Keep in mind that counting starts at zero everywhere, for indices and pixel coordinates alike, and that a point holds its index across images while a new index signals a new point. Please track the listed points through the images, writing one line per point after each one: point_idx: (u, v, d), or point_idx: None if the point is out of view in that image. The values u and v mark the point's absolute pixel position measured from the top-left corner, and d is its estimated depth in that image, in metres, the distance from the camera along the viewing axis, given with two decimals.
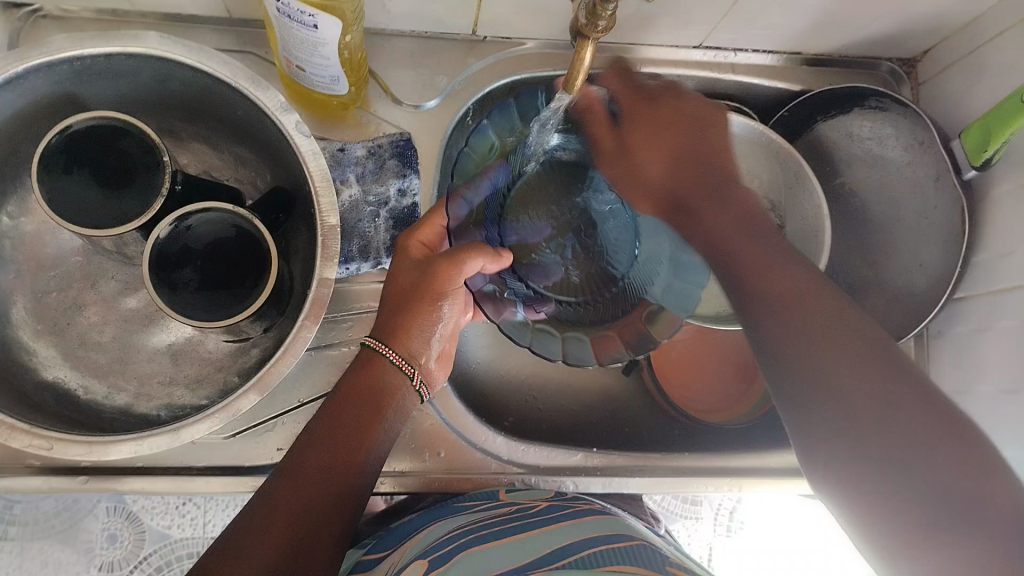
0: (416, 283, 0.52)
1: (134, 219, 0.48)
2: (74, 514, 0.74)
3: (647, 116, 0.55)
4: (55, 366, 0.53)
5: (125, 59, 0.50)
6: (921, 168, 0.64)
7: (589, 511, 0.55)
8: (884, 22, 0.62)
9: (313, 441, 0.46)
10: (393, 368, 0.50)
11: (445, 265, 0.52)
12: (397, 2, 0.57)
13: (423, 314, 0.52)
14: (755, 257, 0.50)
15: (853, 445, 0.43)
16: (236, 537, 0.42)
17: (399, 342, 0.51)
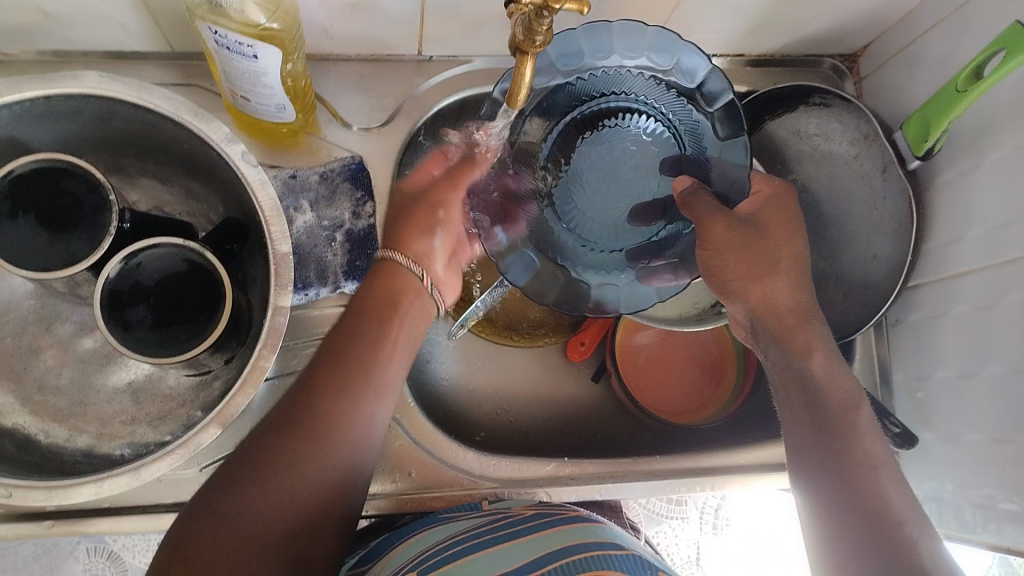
0: (416, 198, 0.56)
1: (83, 260, 0.48)
2: (56, 557, 0.74)
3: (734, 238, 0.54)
4: (13, 412, 0.52)
5: (64, 99, 0.49)
6: (867, 160, 0.64)
7: (570, 518, 0.55)
8: (821, 20, 0.63)
9: (340, 366, 0.49)
10: (404, 270, 0.54)
11: (442, 180, 0.56)
12: (340, 27, 0.58)
13: (421, 220, 0.55)
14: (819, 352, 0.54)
15: (830, 456, 0.50)
16: (264, 451, 0.46)
17: (406, 248, 0.55)
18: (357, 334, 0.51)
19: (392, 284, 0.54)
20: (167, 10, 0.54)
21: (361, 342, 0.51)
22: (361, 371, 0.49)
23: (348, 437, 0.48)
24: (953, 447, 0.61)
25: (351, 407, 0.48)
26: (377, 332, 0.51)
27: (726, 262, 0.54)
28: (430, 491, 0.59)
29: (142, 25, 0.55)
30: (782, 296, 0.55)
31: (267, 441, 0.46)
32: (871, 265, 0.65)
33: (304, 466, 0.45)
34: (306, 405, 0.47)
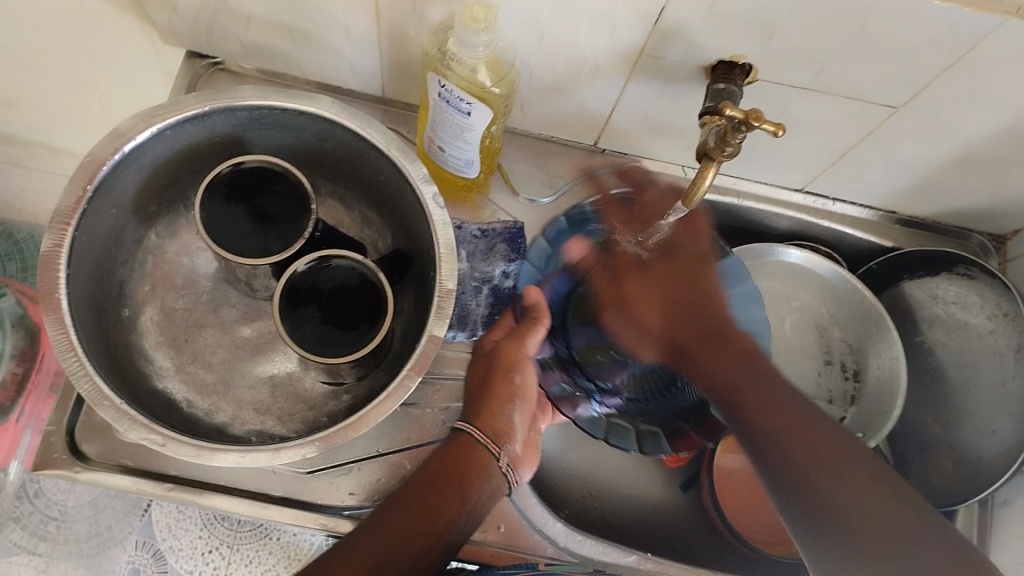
0: (490, 366, 0.57)
1: (276, 254, 0.53)
2: (107, 540, 0.81)
3: (643, 277, 0.63)
4: (169, 378, 0.57)
5: (296, 115, 0.56)
6: (1002, 338, 0.65)
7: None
8: (980, 196, 0.66)
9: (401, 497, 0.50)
10: (478, 444, 0.53)
11: (510, 343, 0.57)
12: (534, 106, 0.63)
13: (500, 384, 0.55)
14: (752, 378, 0.56)
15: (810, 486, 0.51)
16: (323, 564, 0.47)
17: (483, 422, 0.54)
18: (429, 467, 0.52)
19: (460, 432, 0.53)
20: (395, 61, 0.60)
21: (427, 477, 0.51)
22: (427, 496, 0.50)
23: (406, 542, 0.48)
24: None
25: (415, 517, 0.49)
26: (449, 464, 0.51)
27: (640, 292, 0.63)
28: (513, 550, 0.61)
29: (368, 67, 0.62)
30: (665, 298, 0.62)
31: (330, 556, 0.47)
32: (986, 439, 0.65)
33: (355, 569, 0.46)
34: (370, 527, 0.48)
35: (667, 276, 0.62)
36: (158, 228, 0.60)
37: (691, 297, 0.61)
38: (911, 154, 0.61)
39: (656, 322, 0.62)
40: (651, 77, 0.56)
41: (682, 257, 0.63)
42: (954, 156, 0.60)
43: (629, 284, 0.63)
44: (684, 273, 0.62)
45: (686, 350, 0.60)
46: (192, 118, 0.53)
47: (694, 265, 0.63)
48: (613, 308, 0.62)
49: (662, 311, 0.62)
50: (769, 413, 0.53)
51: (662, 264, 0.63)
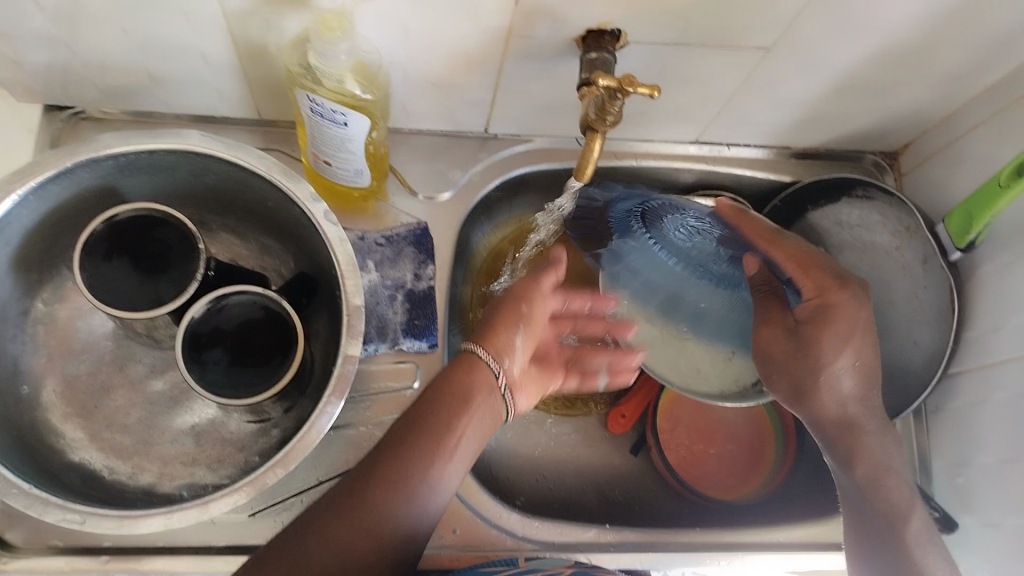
0: (502, 298, 0.59)
1: (169, 302, 0.51)
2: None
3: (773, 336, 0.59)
4: (83, 449, 0.55)
5: (166, 154, 0.53)
6: (908, 251, 0.67)
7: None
8: (864, 119, 0.67)
9: (404, 436, 0.50)
10: (482, 365, 0.54)
11: (525, 284, 0.59)
12: (415, 103, 0.62)
13: (507, 310, 0.57)
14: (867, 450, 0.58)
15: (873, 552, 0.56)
16: (320, 515, 0.46)
17: (487, 343, 0.55)
18: (428, 412, 0.51)
19: (468, 365, 0.54)
20: (263, 80, 0.58)
21: (427, 418, 0.51)
22: (428, 452, 0.50)
23: (404, 503, 0.48)
24: (995, 534, 0.60)
25: (418, 473, 0.49)
26: (451, 416, 0.51)
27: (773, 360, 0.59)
28: (473, 550, 0.60)
29: (237, 91, 0.59)
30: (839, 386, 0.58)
31: (329, 510, 0.46)
32: (910, 350, 0.66)
33: (352, 525, 0.46)
34: (375, 478, 0.48)
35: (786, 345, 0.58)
36: (44, 295, 0.57)
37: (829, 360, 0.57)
38: (792, 91, 0.61)
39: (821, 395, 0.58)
40: (523, 55, 0.55)
41: (857, 300, 0.57)
42: (831, 86, 0.61)
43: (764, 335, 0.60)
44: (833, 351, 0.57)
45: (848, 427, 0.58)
46: (53, 177, 0.50)
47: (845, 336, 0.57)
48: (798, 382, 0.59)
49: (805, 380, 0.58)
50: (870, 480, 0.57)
51: (807, 331, 0.58)
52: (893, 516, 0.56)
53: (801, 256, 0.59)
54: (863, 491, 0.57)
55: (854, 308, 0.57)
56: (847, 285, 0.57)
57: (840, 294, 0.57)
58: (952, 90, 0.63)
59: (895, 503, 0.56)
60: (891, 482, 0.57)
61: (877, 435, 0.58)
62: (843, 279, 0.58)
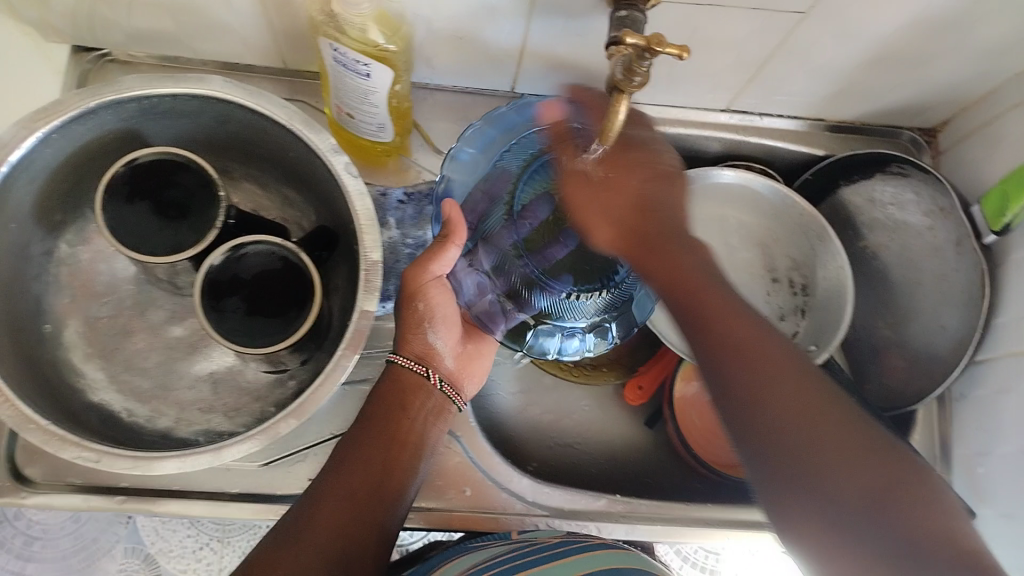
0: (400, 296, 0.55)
1: (189, 248, 0.51)
2: (94, 553, 0.78)
3: (609, 177, 0.52)
4: (102, 390, 0.55)
5: (190, 100, 0.53)
6: (940, 232, 0.65)
7: (592, 545, 0.57)
8: (904, 92, 0.65)
9: (349, 452, 0.51)
10: (404, 370, 0.54)
11: (411, 270, 0.54)
12: (442, 58, 0.61)
13: (407, 314, 0.55)
14: (730, 323, 0.47)
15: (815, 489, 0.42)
16: (276, 546, 0.46)
17: (404, 350, 0.55)
18: (365, 427, 0.53)
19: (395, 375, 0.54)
20: (288, 28, 0.57)
21: (370, 432, 0.52)
22: (375, 460, 0.51)
23: (363, 509, 0.49)
24: (1012, 524, 0.59)
25: (373, 480, 0.50)
26: (389, 427, 0.53)
27: (598, 212, 0.51)
28: (483, 513, 0.61)
29: (263, 39, 0.59)
30: (673, 255, 0.49)
31: (288, 538, 0.47)
32: (937, 335, 0.65)
33: (306, 551, 0.46)
34: (321, 496, 0.49)
35: (615, 183, 0.52)
36: (69, 236, 0.57)
37: (658, 216, 0.51)
38: (829, 59, 0.59)
39: (609, 228, 0.51)
40: (552, 10, 0.54)
41: (655, 171, 0.53)
42: (868, 56, 0.59)
43: (578, 196, 0.52)
44: (662, 200, 0.52)
45: (690, 302, 0.48)
46: (78, 117, 0.50)
47: (672, 191, 0.52)
48: (581, 232, 0.52)
49: (626, 210, 0.51)
50: (733, 324, 0.47)
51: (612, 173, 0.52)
52: (798, 466, 0.43)
53: (639, 161, 0.53)
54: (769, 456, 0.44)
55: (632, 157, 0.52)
56: (642, 203, 0.51)
57: (666, 169, 0.53)
58: (996, 65, 0.60)
59: (813, 449, 0.43)
60: (796, 407, 0.44)
61: (754, 351, 0.46)
62: (665, 171, 0.53)
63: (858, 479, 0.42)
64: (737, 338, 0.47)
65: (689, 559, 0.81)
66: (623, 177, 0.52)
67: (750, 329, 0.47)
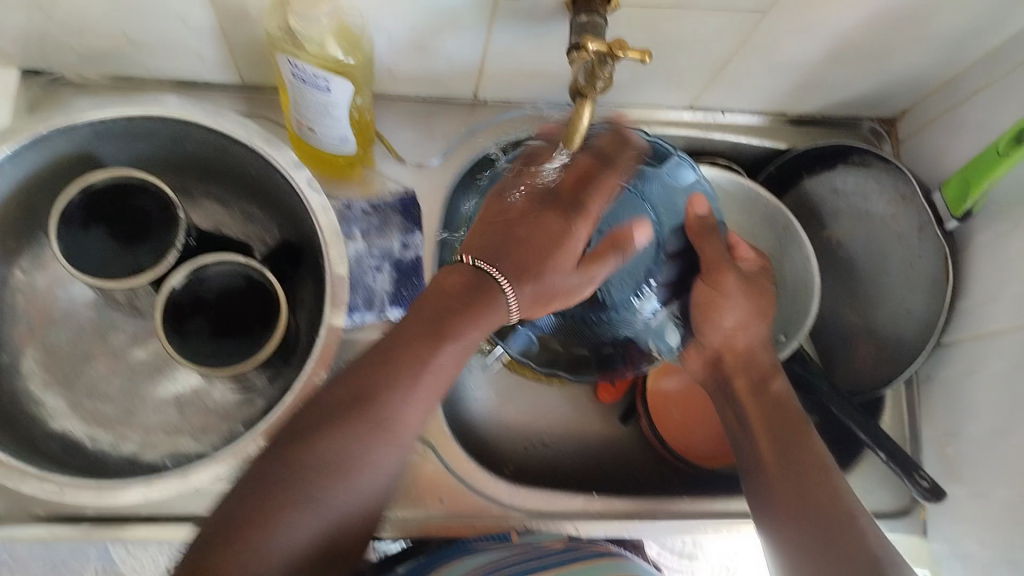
0: (548, 243, 0.50)
1: (147, 269, 0.49)
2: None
3: (729, 288, 0.58)
4: (64, 417, 0.54)
5: (143, 121, 0.52)
6: (904, 220, 0.66)
7: (599, 551, 0.57)
8: (862, 84, 0.66)
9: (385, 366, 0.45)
10: (497, 301, 0.47)
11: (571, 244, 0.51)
12: (402, 67, 0.60)
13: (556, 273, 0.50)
14: (783, 412, 0.56)
15: (809, 520, 0.50)
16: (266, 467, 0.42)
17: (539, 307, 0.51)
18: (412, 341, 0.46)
19: (489, 295, 0.47)
20: (243, 42, 0.56)
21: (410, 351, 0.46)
22: (391, 392, 0.45)
23: (375, 449, 0.44)
24: (983, 504, 0.61)
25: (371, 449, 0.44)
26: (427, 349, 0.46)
27: (722, 303, 0.58)
28: (461, 519, 0.60)
29: (217, 54, 0.58)
30: (754, 346, 0.59)
31: (277, 462, 0.42)
32: (904, 321, 0.65)
33: (294, 479, 0.42)
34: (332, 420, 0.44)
35: (749, 292, 0.59)
36: (22, 262, 0.56)
37: (755, 360, 0.59)
38: (787, 56, 0.60)
39: (746, 322, 0.59)
40: (511, 18, 0.53)
41: (755, 284, 0.59)
42: (826, 51, 0.60)
43: (707, 295, 0.58)
44: (744, 312, 0.59)
45: (762, 386, 0.58)
46: (28, 143, 0.49)
47: (755, 295, 0.59)
48: (708, 303, 0.58)
49: (743, 316, 0.58)
50: (779, 413, 0.56)
51: (741, 291, 0.58)
52: (818, 517, 0.50)
53: (742, 298, 0.58)
54: (772, 508, 0.52)
55: (734, 282, 0.58)
56: (746, 351, 0.59)
57: (747, 283, 0.59)
58: (952, 55, 0.61)
59: (819, 525, 0.50)
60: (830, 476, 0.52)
61: (803, 455, 0.53)
62: (760, 286, 0.60)
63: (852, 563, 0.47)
64: (800, 447, 0.54)
65: None
66: (716, 309, 0.58)
67: (807, 447, 0.54)
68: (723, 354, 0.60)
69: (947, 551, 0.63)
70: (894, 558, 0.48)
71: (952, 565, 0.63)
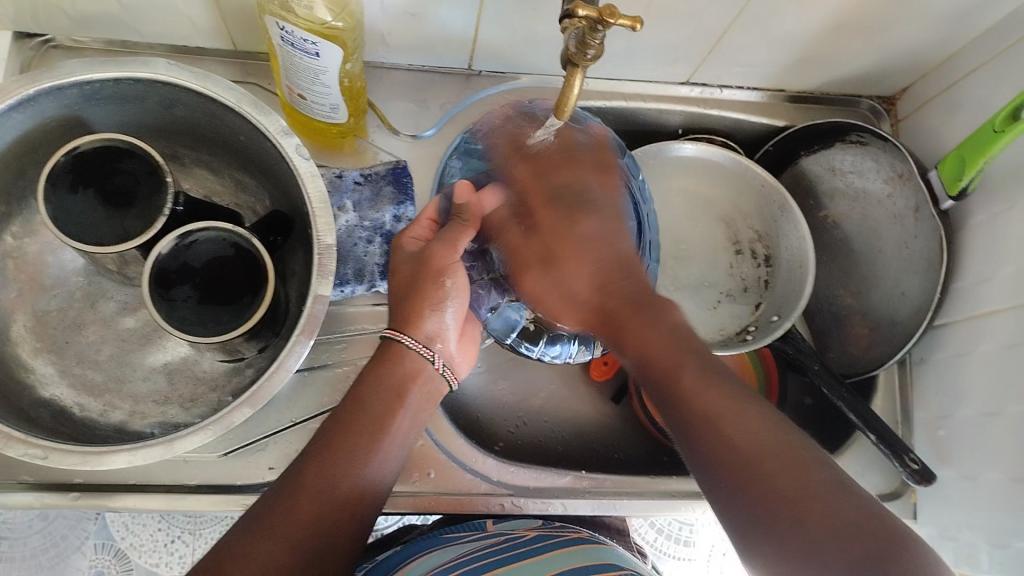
0: (416, 271, 0.51)
1: (137, 237, 0.49)
2: (63, 550, 0.76)
3: (518, 232, 0.52)
4: (53, 384, 0.54)
5: (132, 84, 0.51)
6: (900, 200, 0.65)
7: (579, 541, 0.57)
8: (862, 60, 0.65)
9: (337, 432, 0.47)
10: (410, 352, 0.50)
11: (439, 246, 0.51)
12: (396, 36, 0.60)
13: (430, 291, 0.50)
14: (696, 383, 0.45)
15: (773, 527, 0.40)
16: (242, 533, 0.43)
17: (413, 329, 0.51)
18: (359, 411, 0.48)
19: (399, 354, 0.50)
20: (235, 7, 0.55)
21: (360, 418, 0.48)
22: (350, 454, 0.47)
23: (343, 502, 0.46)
24: (973, 486, 0.60)
25: (329, 503, 0.45)
26: (379, 415, 0.49)
27: (523, 249, 0.52)
28: (447, 495, 0.60)
29: (209, 20, 0.57)
30: (578, 285, 0.50)
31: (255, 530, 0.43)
32: (899, 302, 0.65)
33: (266, 543, 0.43)
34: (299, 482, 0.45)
35: (538, 209, 0.52)
36: (12, 228, 0.56)
37: (620, 301, 0.49)
38: (785, 29, 0.59)
39: (592, 264, 0.50)
40: None
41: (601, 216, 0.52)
42: (825, 24, 0.59)
43: (527, 244, 0.52)
44: (544, 238, 0.51)
45: (619, 325, 0.49)
46: (14, 105, 0.48)
47: (549, 221, 0.52)
48: (539, 265, 0.52)
49: (593, 267, 0.50)
50: (678, 375, 0.46)
51: (533, 237, 0.52)
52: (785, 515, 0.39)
53: (571, 215, 0.52)
54: (741, 491, 0.41)
55: (501, 213, 0.53)
56: (608, 270, 0.50)
57: (507, 215, 0.52)
58: (952, 31, 0.60)
59: (809, 503, 0.39)
60: (774, 449, 0.42)
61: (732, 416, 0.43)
62: (549, 202, 0.52)
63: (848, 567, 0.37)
64: (719, 426, 0.43)
65: (664, 532, 0.82)
66: (529, 262, 0.52)
67: (718, 398, 0.44)
68: (600, 306, 0.50)
69: (937, 535, 0.63)
70: (884, 540, 0.37)
71: (942, 550, 0.63)
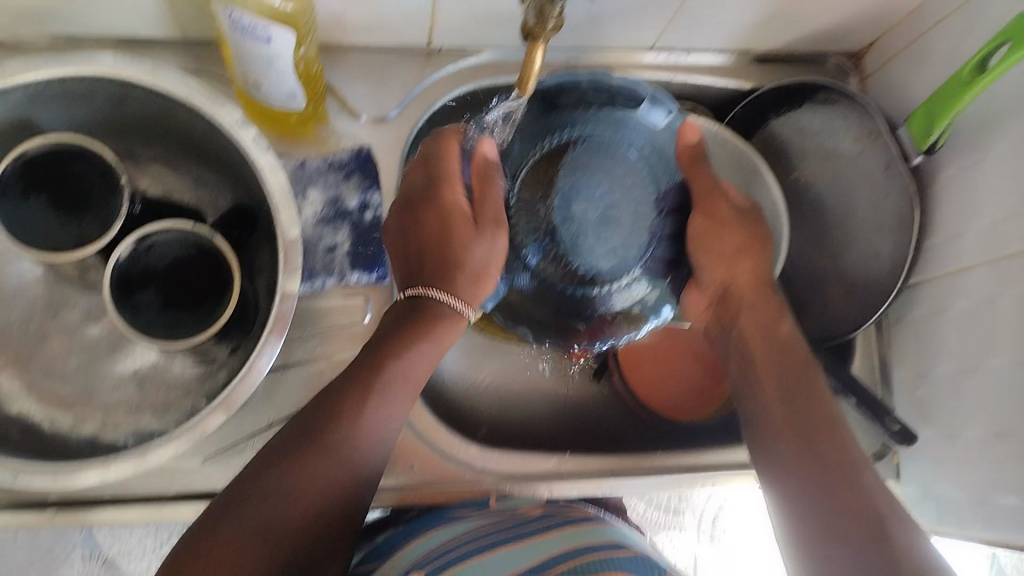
0: (465, 218, 0.53)
1: (94, 241, 0.48)
2: (51, 561, 0.75)
3: (714, 233, 0.59)
4: (19, 401, 0.53)
5: (79, 82, 0.49)
6: (871, 157, 0.64)
7: (578, 521, 0.56)
8: (827, 17, 0.64)
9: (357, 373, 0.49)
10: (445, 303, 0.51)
11: (488, 186, 0.54)
12: (352, 15, 0.58)
13: (482, 234, 0.53)
14: (772, 354, 0.55)
15: (800, 479, 0.49)
16: (248, 478, 0.45)
17: (466, 270, 0.52)
18: (377, 360, 0.49)
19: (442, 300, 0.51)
20: None
21: (377, 366, 0.49)
22: (360, 404, 0.48)
23: (351, 454, 0.47)
24: (955, 442, 0.61)
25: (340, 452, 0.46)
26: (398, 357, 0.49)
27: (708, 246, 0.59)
28: (434, 485, 0.59)
29: (154, 8, 0.55)
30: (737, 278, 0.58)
31: (259, 478, 0.45)
32: (874, 260, 0.65)
33: (271, 489, 0.44)
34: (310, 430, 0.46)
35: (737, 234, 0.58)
36: None
37: (750, 298, 0.58)
38: None
39: (733, 277, 0.58)
40: None
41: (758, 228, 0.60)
42: None
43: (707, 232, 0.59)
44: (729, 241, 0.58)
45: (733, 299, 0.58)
46: None
47: (742, 235, 0.59)
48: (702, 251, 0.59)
49: (728, 265, 0.58)
50: (766, 347, 0.55)
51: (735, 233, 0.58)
52: (814, 471, 0.49)
53: (739, 238, 0.58)
54: (781, 438, 0.51)
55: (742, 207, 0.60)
56: (756, 283, 0.58)
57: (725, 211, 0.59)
58: None
59: (827, 472, 0.48)
60: (817, 423, 0.51)
61: (799, 380, 0.53)
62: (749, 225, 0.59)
63: (848, 529, 0.46)
64: (795, 380, 0.53)
65: (654, 502, 0.82)
66: (715, 242, 0.59)
67: (799, 368, 0.54)
68: (727, 290, 0.58)
69: (922, 493, 0.64)
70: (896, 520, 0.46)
71: (928, 506, 0.63)
